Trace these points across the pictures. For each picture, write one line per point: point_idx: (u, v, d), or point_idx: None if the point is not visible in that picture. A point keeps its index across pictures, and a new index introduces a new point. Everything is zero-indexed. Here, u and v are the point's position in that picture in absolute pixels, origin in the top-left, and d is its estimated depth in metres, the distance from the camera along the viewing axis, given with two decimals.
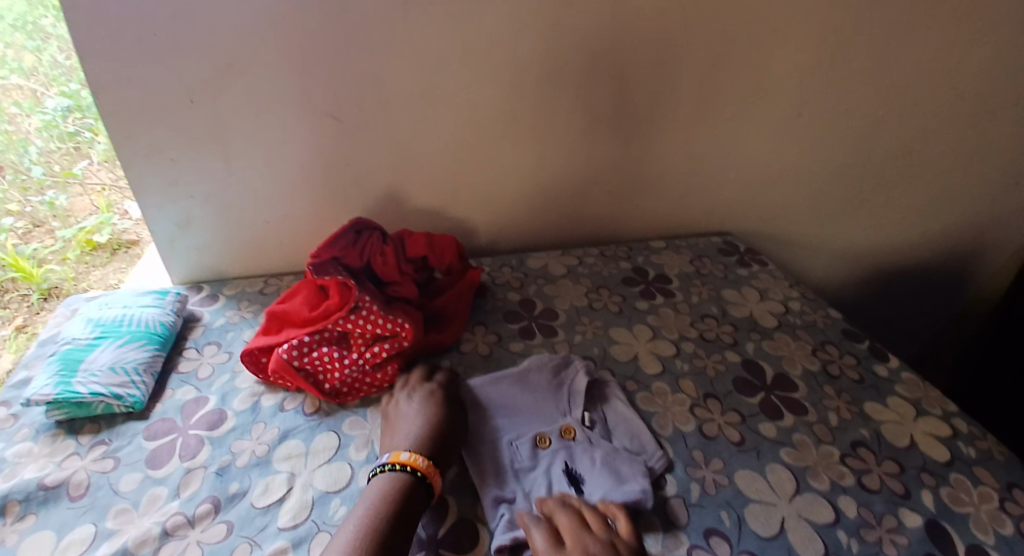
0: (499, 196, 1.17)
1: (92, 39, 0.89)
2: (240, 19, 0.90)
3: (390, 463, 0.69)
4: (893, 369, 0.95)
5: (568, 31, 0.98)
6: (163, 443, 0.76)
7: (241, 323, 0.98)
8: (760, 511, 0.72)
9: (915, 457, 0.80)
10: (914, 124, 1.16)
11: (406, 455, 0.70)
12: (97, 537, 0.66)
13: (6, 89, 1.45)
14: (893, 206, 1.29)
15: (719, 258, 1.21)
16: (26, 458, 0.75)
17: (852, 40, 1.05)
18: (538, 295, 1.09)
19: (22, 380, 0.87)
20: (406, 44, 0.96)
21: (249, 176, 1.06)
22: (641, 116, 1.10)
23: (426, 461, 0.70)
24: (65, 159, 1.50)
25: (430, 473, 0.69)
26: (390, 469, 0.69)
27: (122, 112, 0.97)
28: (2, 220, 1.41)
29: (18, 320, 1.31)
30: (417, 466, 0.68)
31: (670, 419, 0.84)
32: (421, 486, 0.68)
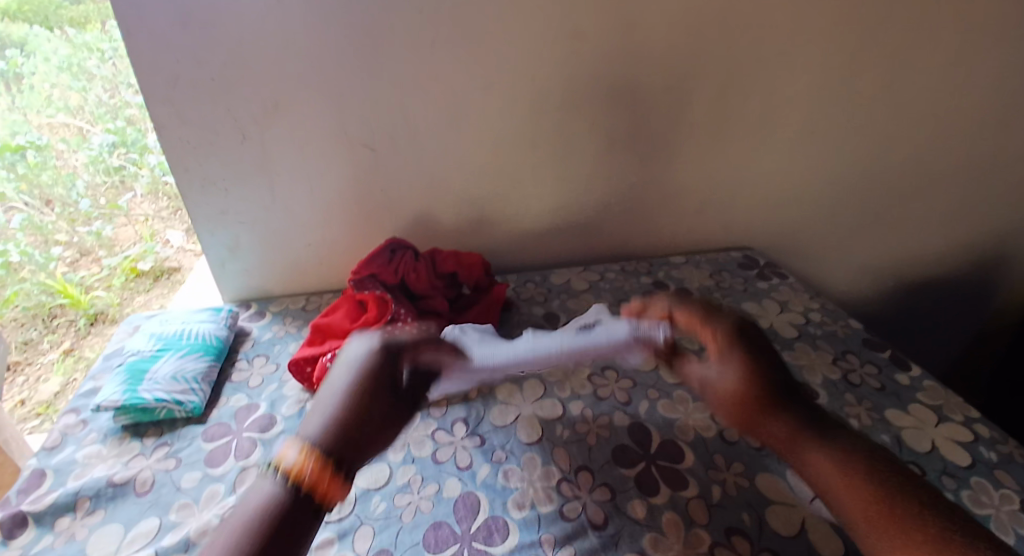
0: (523, 216, 1.24)
1: (156, 85, 0.99)
2: (288, 61, 0.99)
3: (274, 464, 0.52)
4: (914, 377, 0.97)
5: (588, 61, 1.05)
6: (219, 444, 0.83)
7: (286, 336, 1.06)
8: (781, 511, 0.75)
9: (936, 461, 0.82)
10: (928, 138, 1.19)
11: (293, 457, 0.52)
12: (162, 529, 0.72)
13: (53, 126, 1.47)
14: (912, 219, 1.31)
15: (738, 272, 1.25)
16: (95, 459, 0.82)
17: (859, 61, 1.09)
18: (562, 309, 1.14)
19: (90, 390, 0.95)
20: (438, 79, 1.04)
21: (293, 203, 1.15)
22: (658, 138, 1.16)
23: (318, 464, 0.52)
24: (111, 192, 1.60)
25: (321, 484, 0.51)
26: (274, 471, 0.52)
27: (181, 148, 1.06)
28: (53, 249, 1.53)
29: (66, 344, 1.50)
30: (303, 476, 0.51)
31: (692, 425, 0.87)
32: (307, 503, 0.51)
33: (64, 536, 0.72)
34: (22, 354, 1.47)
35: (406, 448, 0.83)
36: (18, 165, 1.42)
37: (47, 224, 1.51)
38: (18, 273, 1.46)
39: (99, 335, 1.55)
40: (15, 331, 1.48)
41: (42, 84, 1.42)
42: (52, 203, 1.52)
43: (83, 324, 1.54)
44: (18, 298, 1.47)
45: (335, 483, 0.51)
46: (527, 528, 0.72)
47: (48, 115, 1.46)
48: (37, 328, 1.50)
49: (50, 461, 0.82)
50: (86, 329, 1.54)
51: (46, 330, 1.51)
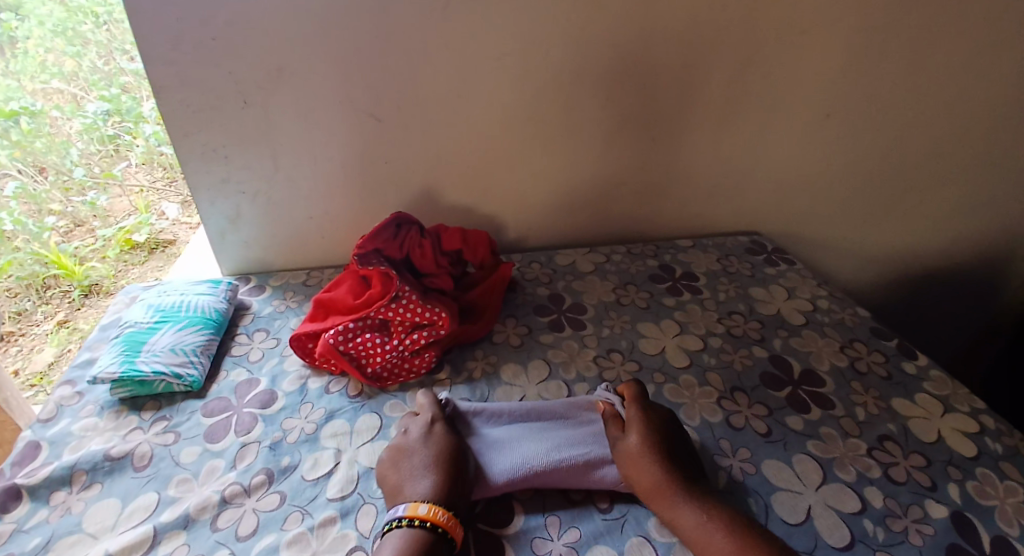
0: (529, 195, 1.21)
1: (155, 46, 0.96)
2: (291, 24, 0.95)
3: (407, 518, 0.64)
4: (922, 367, 0.96)
5: (602, 34, 1.02)
6: (219, 419, 0.82)
7: (287, 311, 1.04)
8: (787, 499, 0.74)
9: (942, 452, 0.81)
10: (946, 125, 1.16)
11: (425, 509, 0.65)
12: (161, 504, 0.71)
13: (47, 92, 1.49)
14: (923, 208, 1.29)
15: (747, 257, 1.23)
16: (92, 432, 0.81)
17: (882, 41, 1.06)
18: (567, 290, 1.12)
19: (86, 360, 0.93)
20: (446, 49, 1.00)
21: (295, 174, 1.12)
22: (670, 118, 1.13)
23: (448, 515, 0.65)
24: (105, 161, 1.62)
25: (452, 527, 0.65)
26: (409, 524, 0.64)
27: (180, 113, 1.03)
28: (47, 219, 1.51)
29: (60, 316, 1.43)
30: (437, 521, 0.64)
31: (698, 410, 0.86)
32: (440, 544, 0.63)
33: (59, 510, 0.71)
34: (15, 324, 1.40)
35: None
36: (12, 131, 1.42)
37: (40, 192, 1.49)
38: (11, 242, 1.43)
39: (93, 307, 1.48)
40: (8, 302, 1.42)
41: (37, 49, 1.43)
42: (45, 171, 1.51)
43: (77, 295, 1.48)
44: (10, 267, 1.41)
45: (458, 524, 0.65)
46: (534, 512, 0.71)
47: (42, 82, 1.47)
48: (30, 298, 1.44)
49: (45, 433, 0.81)
50: (80, 301, 1.48)
51: (40, 300, 1.45)
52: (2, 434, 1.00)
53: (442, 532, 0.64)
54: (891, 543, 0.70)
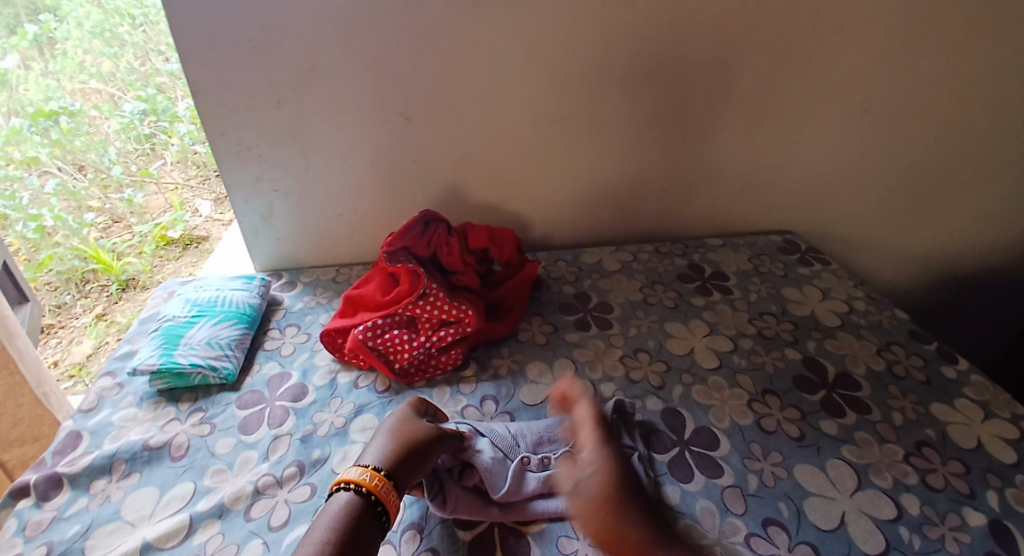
0: (557, 193, 1.21)
1: (192, 48, 0.98)
2: (324, 27, 0.97)
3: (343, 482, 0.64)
4: (963, 371, 0.92)
5: (631, 30, 1.01)
6: (253, 412, 0.84)
7: (317, 307, 1.05)
8: (819, 504, 0.73)
9: (983, 459, 0.78)
10: (989, 122, 1.12)
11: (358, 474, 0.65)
12: (196, 493, 0.73)
13: (85, 93, 1.58)
14: (964, 207, 1.24)
15: (779, 257, 1.20)
16: (132, 423, 0.84)
17: (923, 33, 1.02)
18: (594, 289, 1.12)
19: (126, 352, 0.96)
20: (474, 49, 1.01)
21: (326, 173, 1.14)
22: (700, 115, 1.11)
23: (386, 485, 0.64)
24: (142, 159, 1.68)
25: (387, 500, 0.63)
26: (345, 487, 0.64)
27: (217, 113, 1.06)
28: (86, 216, 1.58)
29: (98, 309, 1.49)
30: (365, 485, 0.63)
31: (728, 412, 0.85)
32: (372, 512, 0.62)
33: (100, 497, 0.74)
34: (55, 317, 1.45)
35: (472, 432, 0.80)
36: (52, 130, 1.50)
37: (80, 190, 1.57)
38: (51, 238, 1.50)
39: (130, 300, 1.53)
40: (49, 296, 1.48)
41: (75, 50, 1.55)
42: (84, 169, 1.59)
43: (114, 289, 1.53)
44: (50, 262, 1.48)
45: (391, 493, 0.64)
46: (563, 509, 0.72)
47: (81, 82, 1.57)
48: (70, 292, 1.50)
49: (87, 423, 0.84)
50: (117, 295, 1.53)
51: (80, 294, 1.51)
52: (41, 429, 1.05)
53: (373, 499, 0.63)
54: (928, 551, 0.68)
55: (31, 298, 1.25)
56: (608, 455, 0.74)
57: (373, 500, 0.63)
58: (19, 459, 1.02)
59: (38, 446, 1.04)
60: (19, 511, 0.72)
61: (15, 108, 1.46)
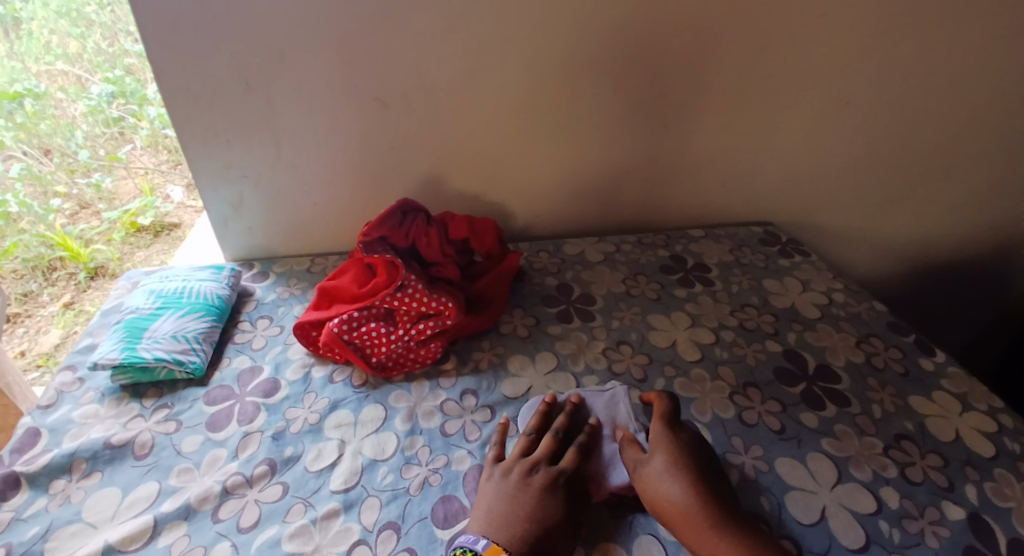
0: (538, 182, 1.18)
1: (154, 27, 0.93)
2: (293, 6, 0.92)
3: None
4: (939, 363, 0.93)
5: (614, 16, 0.98)
6: (221, 408, 0.80)
7: (291, 299, 1.02)
8: (800, 498, 0.72)
9: (960, 451, 0.79)
10: (965, 116, 1.13)
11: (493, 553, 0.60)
12: (161, 493, 0.70)
13: (51, 74, 1.50)
14: (939, 199, 1.25)
15: (759, 248, 1.20)
16: (93, 420, 0.79)
17: (905, 26, 1.02)
18: (575, 280, 1.10)
19: (87, 346, 0.91)
20: (452, 33, 0.97)
21: (299, 160, 1.09)
22: (682, 104, 1.10)
23: None
24: (110, 143, 1.61)
25: None
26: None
27: (181, 96, 1.00)
28: (53, 201, 1.51)
29: (67, 297, 1.43)
30: None
31: (709, 405, 0.84)
32: None
33: (59, 498, 0.70)
34: (21, 305, 1.39)
35: (459, 432, 0.78)
36: (17, 113, 1.43)
37: (46, 174, 1.50)
38: (17, 224, 1.42)
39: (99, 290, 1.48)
40: (14, 284, 1.42)
41: (40, 30, 1.46)
42: (50, 153, 1.51)
43: (82, 278, 1.46)
44: (16, 249, 1.41)
45: None
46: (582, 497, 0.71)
47: (47, 62, 1.48)
48: (37, 279, 1.44)
49: (46, 420, 0.79)
50: (86, 283, 1.46)
51: (46, 282, 1.45)
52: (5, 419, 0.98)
53: None
54: (907, 544, 0.68)
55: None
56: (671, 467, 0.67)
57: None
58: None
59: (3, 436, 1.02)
60: None
61: None
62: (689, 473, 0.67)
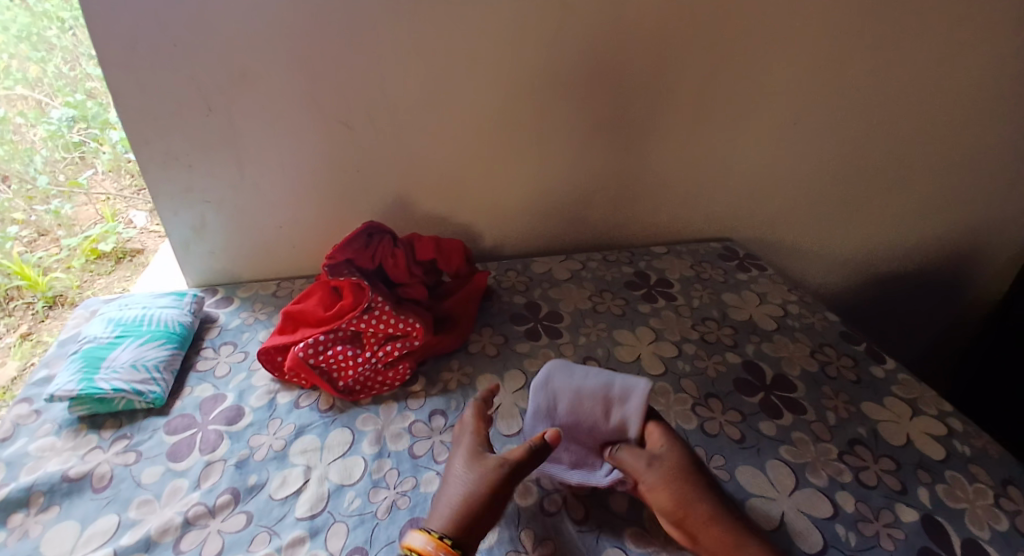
0: (504, 203, 1.21)
1: (113, 50, 0.93)
2: (257, 31, 0.94)
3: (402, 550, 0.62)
4: (889, 370, 0.97)
5: (572, 41, 1.02)
6: (182, 437, 0.79)
7: (256, 324, 1.01)
8: (761, 506, 0.74)
9: (912, 455, 0.83)
10: (905, 134, 1.20)
11: (415, 537, 0.62)
12: (120, 527, 0.68)
13: (11, 99, 1.45)
14: (886, 212, 1.32)
15: (720, 263, 1.24)
16: (49, 453, 0.77)
17: (843, 51, 1.09)
18: (543, 298, 1.12)
19: (42, 378, 0.89)
20: (416, 57, 1.00)
21: (264, 183, 1.09)
22: (641, 124, 1.14)
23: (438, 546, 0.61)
24: (71, 169, 1.58)
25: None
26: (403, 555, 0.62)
27: (143, 119, 1.00)
28: (9, 228, 1.47)
29: (23, 328, 1.40)
30: (421, 553, 0.60)
31: (673, 418, 0.86)
32: None
33: (16, 533, 0.67)
34: None
35: (427, 453, 0.77)
36: None
37: (2, 201, 1.46)
38: None
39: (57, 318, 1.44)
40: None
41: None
42: (7, 179, 1.48)
43: (40, 307, 1.43)
44: None
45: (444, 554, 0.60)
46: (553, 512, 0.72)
47: (6, 87, 1.43)
48: None
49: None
50: (44, 313, 1.43)
51: (3, 311, 1.40)
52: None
53: None
54: (863, 547, 0.71)
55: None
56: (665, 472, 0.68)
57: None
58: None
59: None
60: None
61: None
62: (678, 483, 0.67)
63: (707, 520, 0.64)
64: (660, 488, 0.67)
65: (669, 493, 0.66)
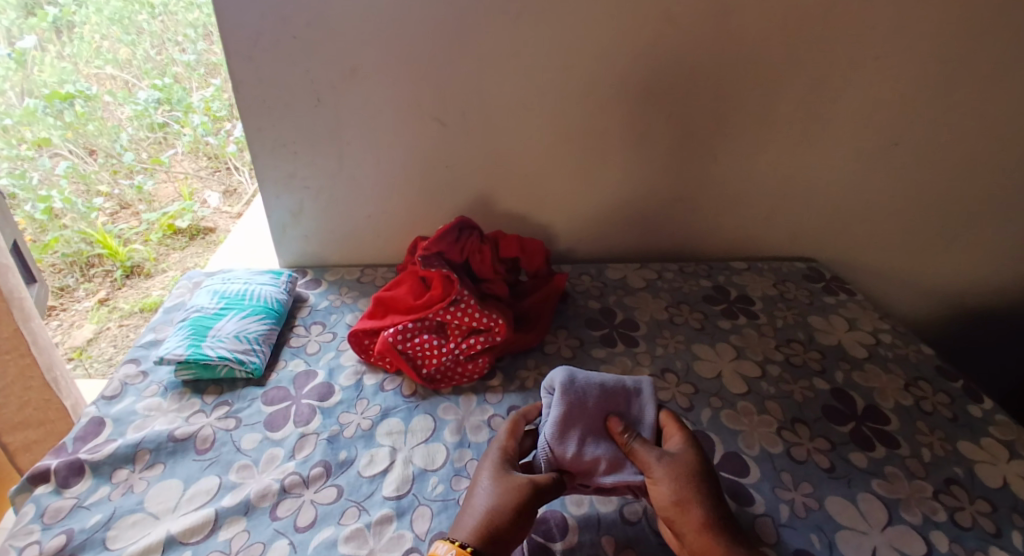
0: (585, 206, 1.21)
1: (237, 41, 0.99)
2: (368, 28, 0.97)
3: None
4: (988, 410, 0.92)
5: (672, 50, 1.01)
6: (278, 408, 0.83)
7: (343, 307, 1.05)
8: (851, 538, 0.72)
9: (1008, 497, 0.78)
10: (1017, 162, 1.13)
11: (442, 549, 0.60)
12: (221, 488, 0.72)
13: (100, 77, 1.64)
14: (985, 243, 1.25)
15: (804, 284, 1.20)
16: (156, 412, 0.82)
17: (959, 71, 1.03)
18: (619, 305, 1.11)
19: (150, 341, 0.95)
20: (515, 59, 1.01)
21: (358, 174, 1.14)
22: (732, 137, 1.12)
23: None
24: (153, 147, 1.73)
25: None
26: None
27: (256, 108, 1.06)
28: (95, 200, 1.63)
29: (102, 294, 1.52)
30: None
31: (757, 439, 0.84)
32: None
33: (122, 487, 0.72)
34: (58, 299, 1.49)
35: None
36: (66, 113, 1.55)
37: (91, 174, 1.62)
38: (60, 220, 1.52)
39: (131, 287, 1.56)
40: (54, 277, 1.52)
41: (93, 35, 1.60)
42: (95, 153, 1.64)
43: (118, 275, 1.56)
44: (57, 244, 1.49)
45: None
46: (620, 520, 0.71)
47: (96, 66, 1.62)
48: (74, 275, 1.53)
49: (110, 410, 0.82)
50: (121, 281, 1.55)
51: (83, 278, 1.53)
52: (47, 413, 1.03)
53: None
54: None
55: (40, 278, 1.27)
56: (675, 468, 0.67)
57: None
58: (21, 442, 1.01)
59: (42, 430, 1.03)
60: (36, 496, 0.71)
61: (30, 89, 1.49)
62: (686, 481, 0.65)
63: (695, 526, 0.63)
64: (671, 478, 0.66)
65: (669, 491, 0.65)
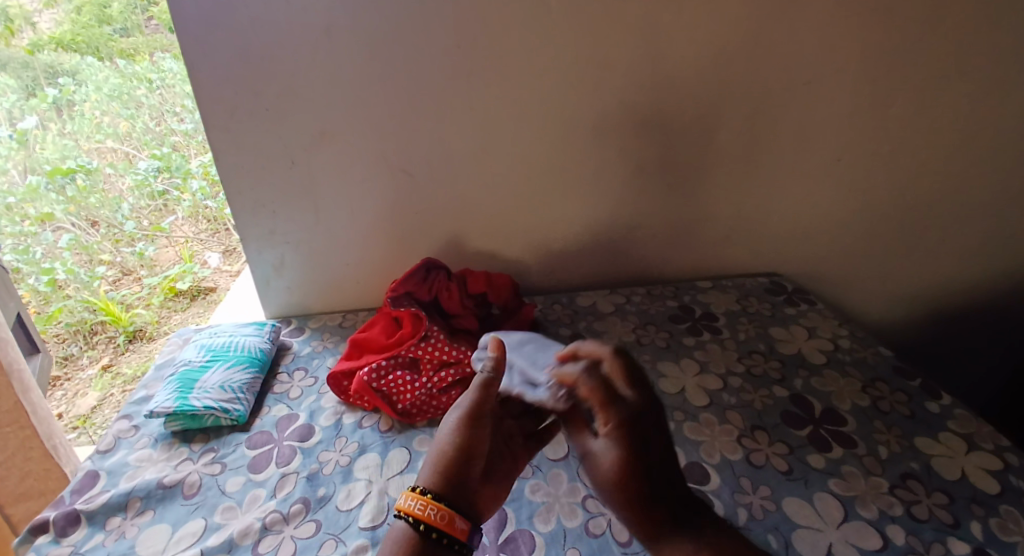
0: (552, 240, 1.28)
1: (216, 116, 1.08)
2: (336, 92, 1.07)
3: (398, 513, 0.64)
4: (945, 406, 0.96)
5: (616, 91, 1.10)
6: (262, 451, 0.87)
7: (325, 351, 1.11)
8: (807, 536, 0.75)
9: (965, 489, 0.82)
10: (951, 168, 1.21)
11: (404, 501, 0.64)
12: (207, 529, 0.76)
13: (101, 151, 1.76)
14: (937, 247, 1.30)
15: (766, 297, 1.26)
16: (147, 463, 0.87)
17: (882, 90, 1.12)
18: (588, 330, 1.16)
19: (142, 397, 1.00)
20: (473, 111, 1.10)
21: (335, 226, 1.21)
22: (682, 166, 1.19)
23: (433, 509, 0.63)
24: (154, 215, 1.83)
25: (436, 522, 0.63)
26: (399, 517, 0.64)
27: (237, 174, 1.14)
28: (98, 268, 1.70)
29: (105, 360, 1.58)
30: (416, 515, 0.63)
31: (718, 448, 0.88)
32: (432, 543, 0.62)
33: (115, 534, 0.76)
34: (63, 369, 1.55)
35: None
36: (68, 188, 1.64)
37: (92, 244, 1.69)
38: (63, 290, 1.60)
39: (133, 351, 1.62)
40: (57, 347, 1.57)
41: (94, 111, 1.73)
42: (97, 224, 1.72)
43: (122, 340, 1.62)
44: (60, 314, 1.57)
45: (431, 509, 0.63)
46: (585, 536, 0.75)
47: (98, 141, 1.75)
48: (78, 343, 1.59)
49: (104, 463, 0.87)
50: (124, 346, 1.62)
51: (87, 345, 1.60)
52: (48, 483, 1.08)
53: (427, 526, 0.62)
54: None
55: (42, 350, 1.33)
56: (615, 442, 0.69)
57: (433, 531, 0.62)
58: (25, 513, 1.07)
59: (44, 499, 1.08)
60: (36, 546, 0.75)
61: (32, 166, 1.60)
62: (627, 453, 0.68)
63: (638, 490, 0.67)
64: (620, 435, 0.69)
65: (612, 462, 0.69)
